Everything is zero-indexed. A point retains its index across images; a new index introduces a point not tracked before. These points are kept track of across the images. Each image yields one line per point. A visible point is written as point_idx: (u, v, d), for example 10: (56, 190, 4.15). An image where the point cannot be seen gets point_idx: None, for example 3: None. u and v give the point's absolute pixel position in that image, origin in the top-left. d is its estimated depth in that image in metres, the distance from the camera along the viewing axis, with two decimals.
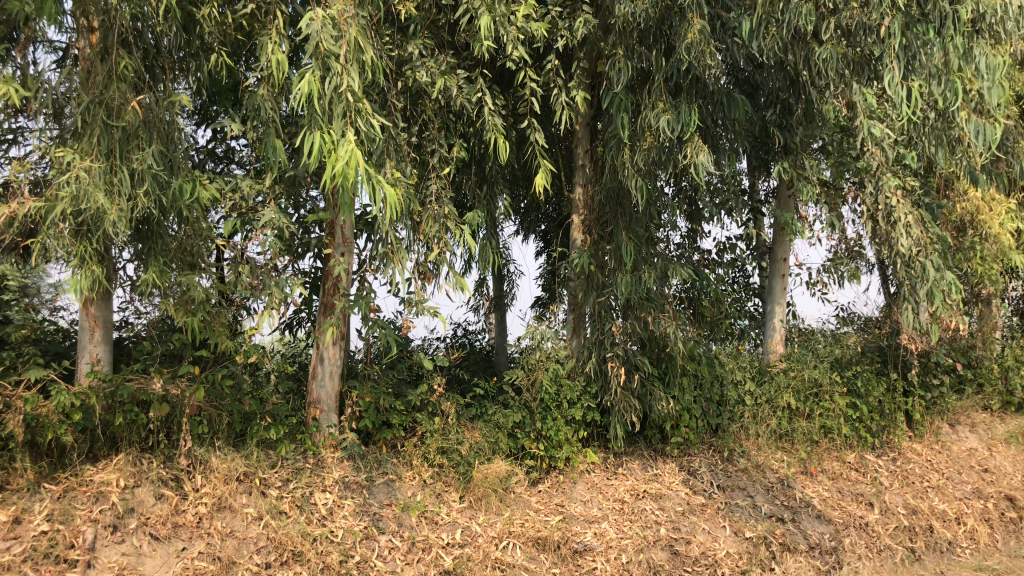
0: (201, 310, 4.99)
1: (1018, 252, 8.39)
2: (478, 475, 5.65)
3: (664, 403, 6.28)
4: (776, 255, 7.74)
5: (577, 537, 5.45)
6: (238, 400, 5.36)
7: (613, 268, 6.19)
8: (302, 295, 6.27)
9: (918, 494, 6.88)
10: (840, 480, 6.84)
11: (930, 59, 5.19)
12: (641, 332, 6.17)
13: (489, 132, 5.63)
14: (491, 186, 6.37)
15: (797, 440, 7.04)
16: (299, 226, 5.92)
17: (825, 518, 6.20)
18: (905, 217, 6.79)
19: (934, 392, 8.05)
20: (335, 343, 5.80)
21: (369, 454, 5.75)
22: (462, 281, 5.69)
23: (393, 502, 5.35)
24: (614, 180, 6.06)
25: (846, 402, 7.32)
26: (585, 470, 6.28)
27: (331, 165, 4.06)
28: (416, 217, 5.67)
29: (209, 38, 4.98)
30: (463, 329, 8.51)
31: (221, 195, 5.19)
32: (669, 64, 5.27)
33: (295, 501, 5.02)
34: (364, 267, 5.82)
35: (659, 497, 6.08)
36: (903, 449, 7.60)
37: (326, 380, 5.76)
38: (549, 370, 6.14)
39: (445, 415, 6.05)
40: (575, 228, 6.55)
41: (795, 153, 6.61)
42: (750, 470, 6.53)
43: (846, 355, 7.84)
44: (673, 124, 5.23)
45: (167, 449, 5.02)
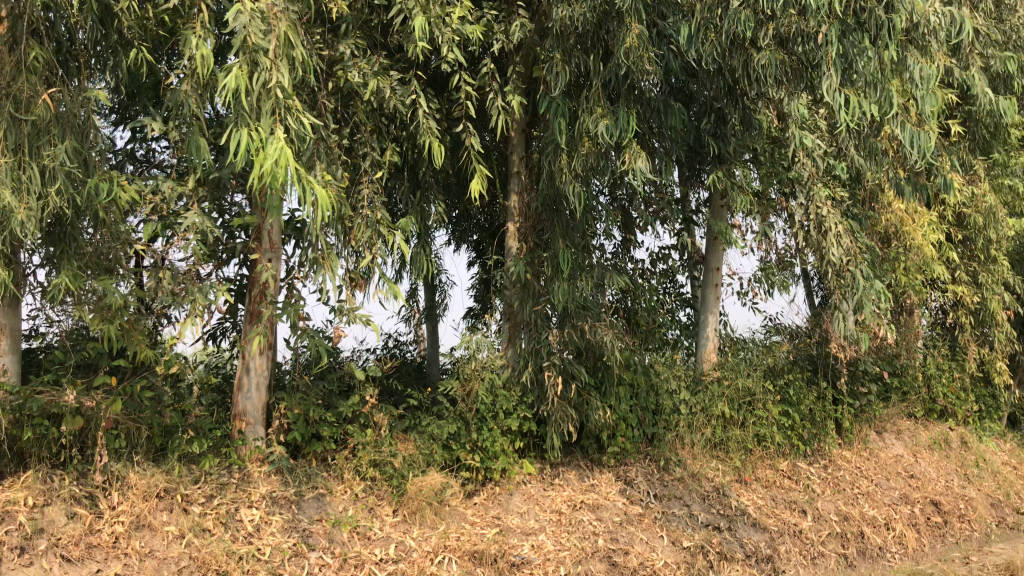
0: (120, 318, 4.70)
1: (940, 263, 8.58)
2: (412, 487, 5.48)
3: (601, 413, 6.20)
4: (708, 265, 7.76)
5: (515, 550, 5.33)
6: (158, 413, 5.07)
7: (549, 275, 6.10)
8: (226, 303, 6.02)
9: (849, 501, 6.95)
10: (773, 488, 6.87)
11: (864, 68, 5.27)
12: (578, 341, 6.11)
13: (424, 135, 5.51)
14: (424, 192, 6.21)
15: (731, 448, 7.02)
16: (224, 232, 5.71)
17: (760, 525, 6.21)
18: (835, 227, 6.88)
19: (862, 400, 8.17)
20: (262, 353, 5.56)
21: (298, 468, 5.51)
22: (395, 288, 5.52)
23: (323, 517, 5.14)
24: (551, 187, 5.98)
25: (779, 410, 7.38)
26: (521, 481, 6.14)
27: (259, 164, 3.87)
28: (347, 223, 5.50)
29: (128, 32, 4.75)
30: (393, 340, 8.33)
31: (141, 197, 4.96)
32: (607, 69, 5.25)
33: (220, 518, 4.78)
34: (293, 274, 5.61)
35: (596, 507, 6.00)
36: (833, 456, 7.68)
37: (253, 392, 5.50)
38: (485, 380, 5.98)
39: (377, 426, 5.83)
40: (510, 236, 6.41)
41: (728, 162, 6.63)
42: (686, 480, 6.50)
43: (779, 364, 7.89)
44: (611, 129, 5.21)
45: (80, 465, 4.69)
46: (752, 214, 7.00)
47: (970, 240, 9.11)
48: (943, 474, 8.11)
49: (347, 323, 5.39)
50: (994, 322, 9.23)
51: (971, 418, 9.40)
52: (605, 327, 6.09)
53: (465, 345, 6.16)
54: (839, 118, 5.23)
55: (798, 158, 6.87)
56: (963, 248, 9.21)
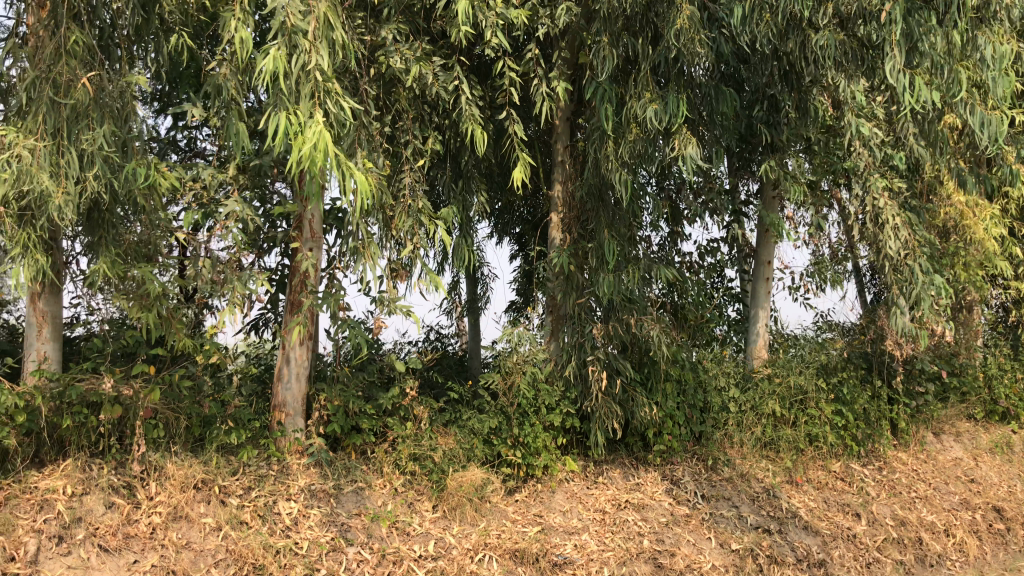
0: (159, 306, 4.66)
1: (1004, 258, 8.20)
2: (452, 483, 5.36)
3: (646, 410, 6.03)
4: (759, 258, 7.54)
5: (557, 549, 5.18)
6: (197, 403, 5.04)
7: (594, 267, 5.92)
8: (267, 293, 5.96)
9: (906, 505, 6.67)
10: (826, 490, 6.62)
11: (931, 49, 5.01)
12: (623, 336, 5.95)
13: (466, 122, 5.39)
14: (467, 181, 6.09)
15: (781, 448, 6.80)
16: (266, 221, 5.65)
17: (812, 529, 5.97)
18: (893, 219, 6.60)
19: (919, 400, 7.84)
20: (303, 343, 5.48)
21: (337, 461, 5.44)
22: (437, 279, 5.42)
23: (362, 512, 5.05)
24: (596, 176, 5.82)
25: (833, 409, 7.12)
26: (563, 479, 5.99)
27: (297, 148, 3.76)
28: (389, 211, 5.40)
29: (169, 17, 4.69)
30: (435, 333, 8.24)
31: (182, 184, 4.91)
32: (656, 53, 5.07)
33: (257, 510, 4.70)
34: (334, 263, 5.53)
35: (641, 507, 5.83)
36: (888, 459, 7.39)
37: (293, 382, 5.43)
38: (527, 374, 5.83)
39: (417, 420, 5.71)
40: (553, 227, 6.26)
41: (781, 151, 6.40)
42: (735, 480, 6.31)
43: (832, 362, 7.61)
44: (660, 114, 5.02)
45: (119, 455, 4.66)
46: (806, 205, 6.76)
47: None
48: (1006, 478, 7.69)
49: (387, 314, 5.29)
50: None
51: None
52: (651, 321, 5.92)
53: (506, 338, 6.02)
54: (904, 101, 4.99)
55: (854, 147, 6.60)
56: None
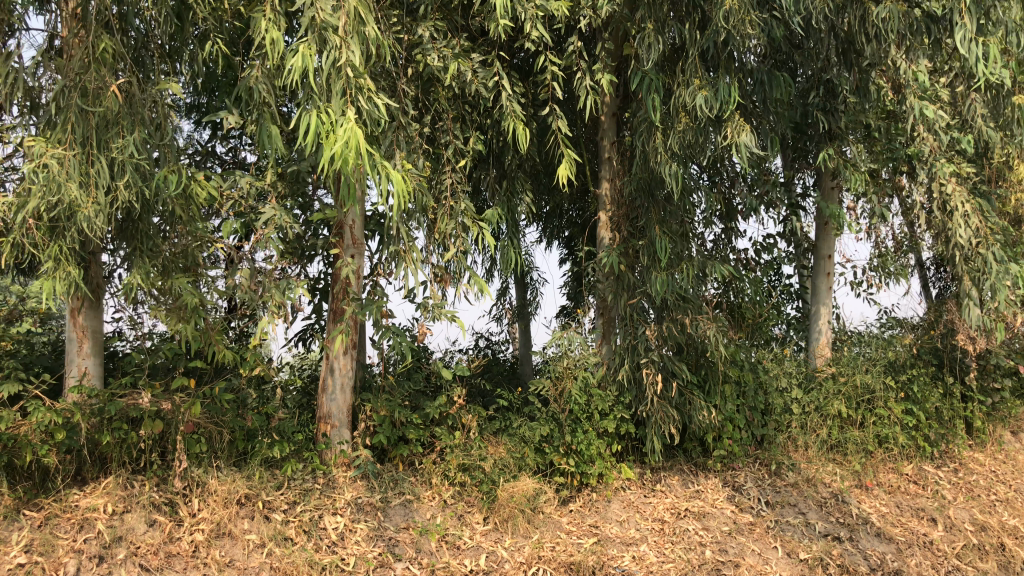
0: (196, 317, 4.55)
1: None
2: (503, 493, 5.17)
3: (705, 413, 5.76)
4: (819, 252, 7.22)
5: (614, 562, 4.93)
6: (240, 416, 4.93)
7: (645, 265, 5.69)
8: (312, 303, 5.84)
9: (986, 509, 6.25)
10: (898, 494, 6.25)
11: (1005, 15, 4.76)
12: (678, 336, 5.70)
13: (508, 119, 5.21)
14: (511, 181, 5.90)
15: (849, 451, 6.48)
16: (307, 228, 5.54)
17: (885, 536, 5.61)
18: (963, 206, 6.24)
19: (995, 398, 7.40)
20: (347, 353, 5.35)
21: (384, 473, 5.29)
22: (482, 283, 5.25)
23: (410, 525, 4.88)
24: (645, 170, 5.58)
25: (902, 409, 6.76)
26: (620, 487, 5.75)
27: (328, 147, 3.59)
28: (431, 214, 5.25)
29: (202, 24, 4.59)
30: (485, 339, 8.08)
31: (220, 193, 4.81)
32: (704, 38, 4.82)
33: (302, 526, 4.56)
34: (376, 270, 5.39)
35: (702, 516, 5.56)
36: (964, 459, 6.99)
37: (337, 394, 5.30)
38: (578, 379, 5.62)
39: (466, 428, 5.55)
40: (602, 226, 6.07)
41: (840, 139, 6.09)
42: (801, 485, 5.99)
43: (900, 358, 7.25)
44: (710, 102, 4.78)
45: (161, 471, 4.58)
46: (868, 194, 6.45)
47: None
48: None
49: (431, 320, 5.15)
50: None
51: None
52: (708, 320, 5.66)
53: (556, 342, 5.81)
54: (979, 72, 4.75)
55: (917, 131, 6.25)
56: None
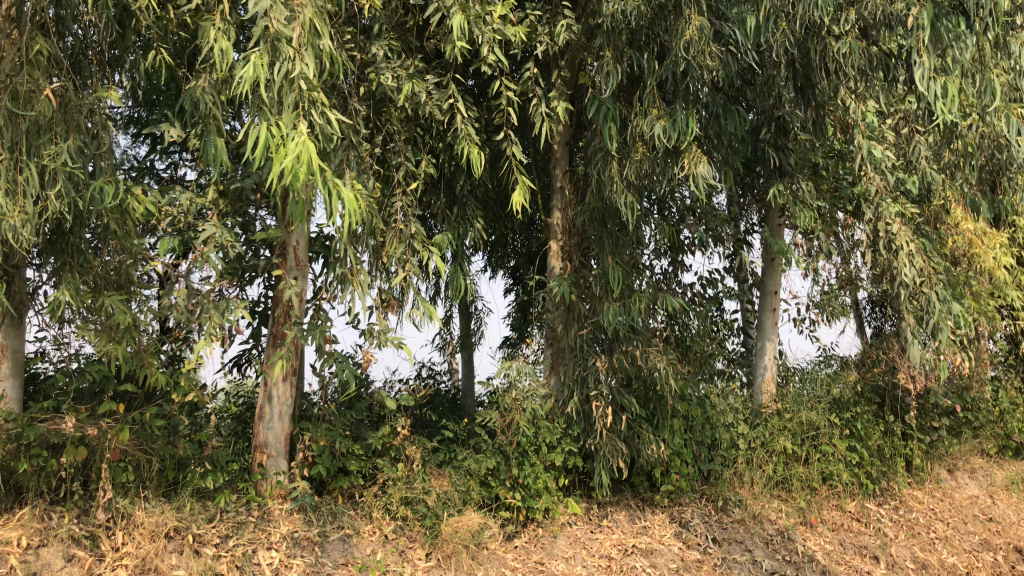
0: (128, 338, 4.29)
1: (1014, 288, 7.92)
2: (446, 529, 4.96)
3: (654, 448, 5.67)
4: (765, 288, 7.25)
5: None
6: (171, 444, 4.67)
7: (597, 296, 5.61)
8: (250, 327, 5.61)
9: (926, 547, 6.28)
10: (841, 532, 6.24)
11: (959, 54, 4.91)
12: (628, 369, 5.62)
13: (463, 142, 5.09)
14: (462, 207, 5.79)
15: (794, 487, 6.45)
16: (248, 248, 5.33)
17: (830, 574, 5.57)
18: (907, 245, 6.33)
19: (932, 436, 7.50)
20: (286, 379, 5.13)
21: (322, 506, 5.06)
22: (430, 309, 5.12)
23: (349, 561, 4.65)
24: (599, 200, 5.52)
25: (846, 445, 6.77)
26: (566, 522, 5.61)
27: (278, 160, 3.42)
28: (379, 237, 5.09)
29: (146, 32, 4.40)
30: (427, 368, 7.90)
31: (157, 210, 4.61)
32: (663, 68, 4.80)
33: (235, 561, 4.31)
34: (320, 293, 5.20)
35: (650, 553, 5.44)
36: (904, 497, 7.01)
37: (275, 422, 5.07)
38: (526, 411, 5.48)
39: (409, 460, 5.33)
40: (553, 256, 5.99)
41: (790, 175, 6.14)
42: (747, 522, 5.92)
43: (844, 396, 7.30)
44: (669, 132, 4.75)
45: (82, 501, 4.30)
46: (816, 231, 6.50)
47: None
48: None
49: (377, 346, 4.99)
50: None
51: None
52: (658, 352, 5.59)
53: (504, 372, 5.67)
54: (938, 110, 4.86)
55: (864, 170, 6.34)
56: None
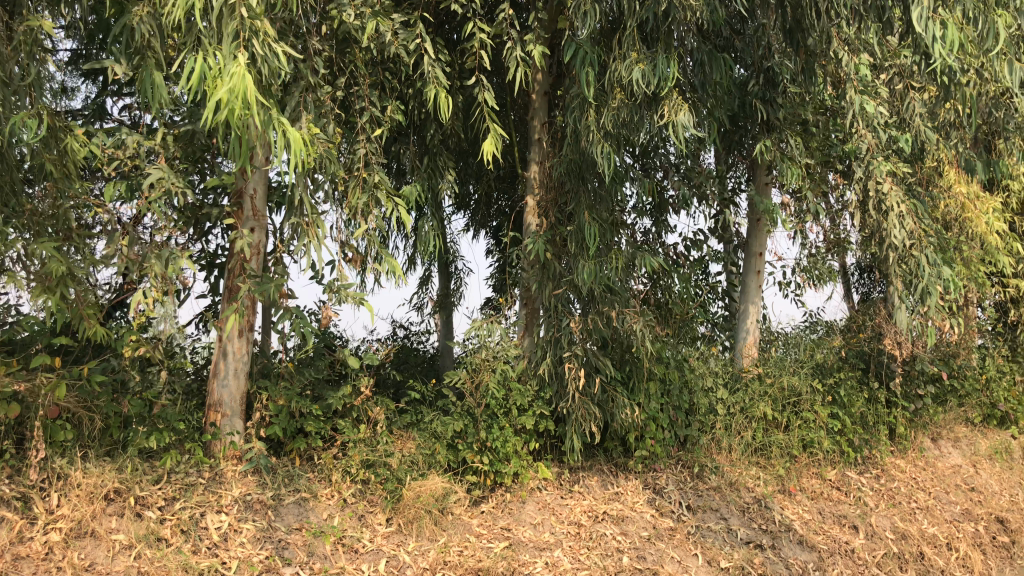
0: (63, 288, 4.04)
1: (1005, 254, 7.71)
2: (409, 493, 4.78)
3: (628, 412, 5.45)
4: (750, 250, 7.00)
5: (526, 568, 4.61)
6: (116, 400, 4.47)
7: (573, 253, 5.36)
8: (207, 281, 5.33)
9: (906, 517, 6.15)
10: (820, 500, 6.07)
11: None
12: (603, 330, 5.39)
13: (430, 85, 4.78)
14: (433, 158, 5.51)
15: (773, 454, 6.25)
16: (203, 196, 5.03)
17: (808, 544, 5.42)
18: (898, 206, 6.09)
19: (917, 404, 7.32)
20: (241, 335, 4.88)
21: (278, 469, 4.84)
22: (393, 263, 4.86)
23: (303, 526, 4.45)
24: (576, 151, 5.25)
25: (828, 412, 6.57)
26: (535, 487, 5.40)
27: (212, 92, 3.16)
28: (341, 186, 4.80)
29: None
30: (403, 329, 7.66)
31: (100, 151, 4.31)
32: (643, 9, 4.52)
33: (180, 525, 4.11)
34: (278, 245, 4.92)
35: (621, 520, 5.24)
36: (886, 466, 6.83)
37: (229, 379, 4.82)
38: (496, 372, 5.27)
39: (371, 422, 5.13)
40: (529, 211, 5.70)
41: (778, 131, 5.90)
42: (723, 489, 5.73)
43: (828, 361, 7.10)
44: (647, 77, 4.49)
45: (15, 460, 4.13)
46: (803, 190, 6.25)
47: None
48: (1008, 487, 7.18)
49: (337, 303, 4.74)
50: None
51: None
52: (634, 314, 5.35)
53: (475, 331, 5.45)
54: (936, 55, 4.72)
55: (856, 127, 6.08)
56: None
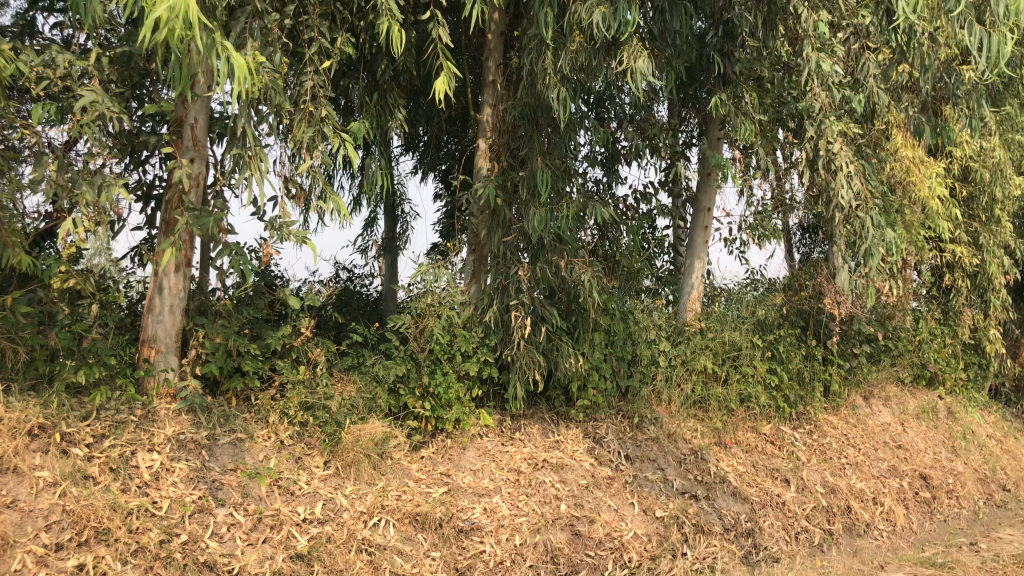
0: None
1: (945, 219, 7.85)
2: (348, 437, 4.73)
3: (572, 362, 5.44)
4: (699, 205, 6.99)
5: (464, 513, 4.61)
6: (43, 333, 4.29)
7: (524, 199, 5.28)
8: (144, 213, 5.11)
9: (836, 472, 6.31)
10: (754, 454, 6.18)
11: None
12: (551, 279, 5.34)
13: (383, 18, 4.59)
14: (383, 95, 5.34)
15: (711, 407, 6.32)
16: (140, 123, 4.80)
17: (741, 495, 5.53)
18: (847, 166, 6.14)
19: (852, 362, 7.47)
20: (178, 270, 4.71)
21: (213, 408, 4.72)
22: (339, 201, 4.71)
23: (238, 467, 4.37)
24: (532, 94, 5.14)
25: (767, 368, 6.67)
26: (476, 434, 5.37)
27: (152, 10, 2.99)
28: (287, 119, 4.62)
29: None
30: (346, 271, 7.52)
31: (28, 69, 4.06)
32: None
33: (109, 463, 4.00)
34: (219, 178, 4.74)
35: (560, 468, 5.27)
36: (819, 422, 6.98)
37: (165, 315, 4.66)
38: (441, 318, 5.20)
39: (312, 363, 5.05)
40: (480, 155, 5.59)
41: (734, 84, 5.87)
42: (661, 440, 5.79)
43: (769, 318, 7.18)
44: (608, 20, 4.38)
45: None
46: (755, 146, 6.25)
47: (973, 199, 8.37)
48: (931, 446, 7.43)
49: (279, 241, 4.60)
50: (990, 288, 8.50)
51: (959, 387, 8.73)
52: (583, 264, 5.31)
53: (421, 276, 5.38)
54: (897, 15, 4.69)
55: (811, 85, 6.07)
56: (964, 207, 8.45)
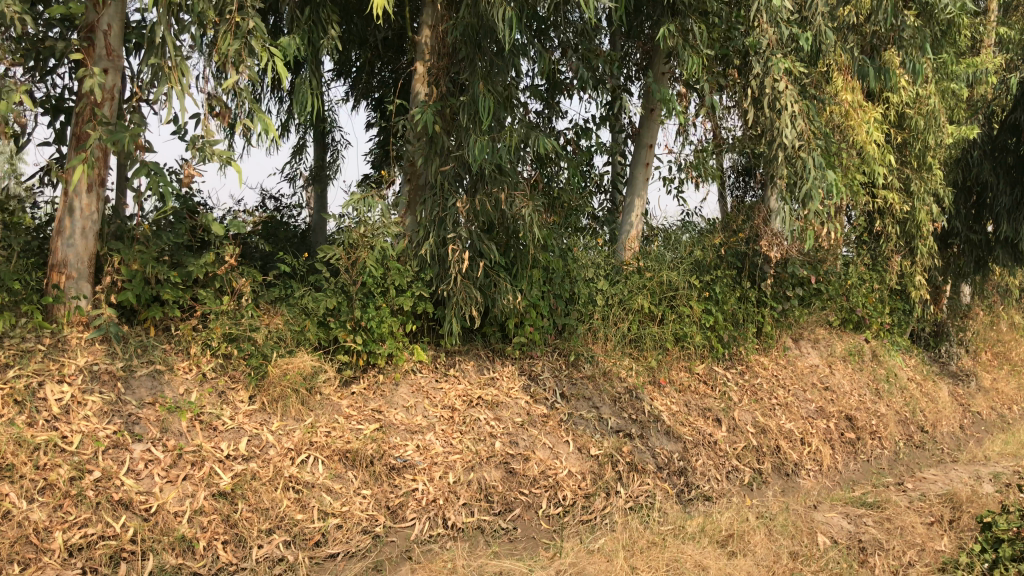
0: None
1: (880, 164, 7.89)
2: (275, 371, 4.52)
3: (510, 298, 5.29)
4: (640, 141, 6.78)
5: (396, 451, 4.47)
6: None
7: (464, 128, 5.05)
8: (52, 127, 4.72)
9: (766, 412, 6.36)
10: (687, 394, 6.19)
11: None
12: (490, 213, 5.16)
13: None
14: (315, 9, 5.00)
15: (646, 346, 6.26)
16: (47, 28, 4.37)
17: (674, 434, 5.51)
18: (791, 106, 6.06)
19: (785, 305, 7.51)
20: (91, 191, 4.38)
21: (130, 337, 4.44)
22: (266, 119, 4.42)
23: (157, 400, 4.13)
24: (474, 15, 4.87)
25: (702, 307, 6.64)
26: (410, 370, 5.19)
27: None
28: (210, 30, 4.28)
29: None
30: (272, 202, 7.19)
31: None
32: None
33: (13, 396, 3.75)
34: (135, 91, 4.38)
35: (495, 405, 5.16)
36: (750, 362, 7.00)
37: (76, 238, 4.34)
38: (375, 250, 4.98)
39: (236, 294, 4.81)
40: (418, 79, 5.32)
41: (683, 15, 5.75)
42: (597, 378, 5.73)
43: (707, 259, 7.14)
44: None
45: None
46: (701, 82, 6.11)
47: (907, 145, 8.41)
48: (856, 388, 7.57)
49: (201, 162, 4.31)
50: (918, 235, 8.40)
51: (884, 331, 8.89)
52: (523, 198, 5.14)
53: (353, 207, 5.13)
54: None
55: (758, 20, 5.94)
56: (898, 153, 8.48)
